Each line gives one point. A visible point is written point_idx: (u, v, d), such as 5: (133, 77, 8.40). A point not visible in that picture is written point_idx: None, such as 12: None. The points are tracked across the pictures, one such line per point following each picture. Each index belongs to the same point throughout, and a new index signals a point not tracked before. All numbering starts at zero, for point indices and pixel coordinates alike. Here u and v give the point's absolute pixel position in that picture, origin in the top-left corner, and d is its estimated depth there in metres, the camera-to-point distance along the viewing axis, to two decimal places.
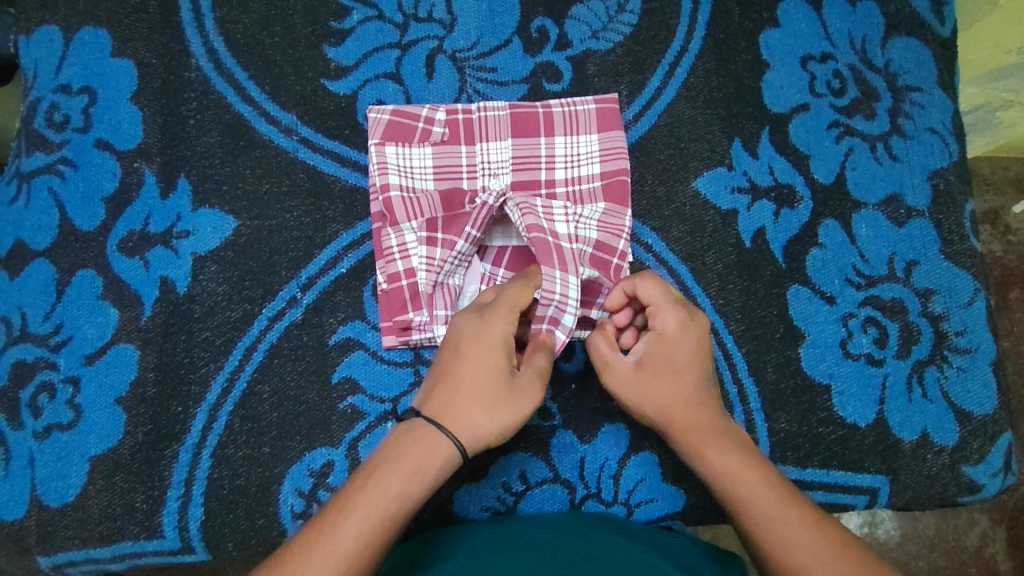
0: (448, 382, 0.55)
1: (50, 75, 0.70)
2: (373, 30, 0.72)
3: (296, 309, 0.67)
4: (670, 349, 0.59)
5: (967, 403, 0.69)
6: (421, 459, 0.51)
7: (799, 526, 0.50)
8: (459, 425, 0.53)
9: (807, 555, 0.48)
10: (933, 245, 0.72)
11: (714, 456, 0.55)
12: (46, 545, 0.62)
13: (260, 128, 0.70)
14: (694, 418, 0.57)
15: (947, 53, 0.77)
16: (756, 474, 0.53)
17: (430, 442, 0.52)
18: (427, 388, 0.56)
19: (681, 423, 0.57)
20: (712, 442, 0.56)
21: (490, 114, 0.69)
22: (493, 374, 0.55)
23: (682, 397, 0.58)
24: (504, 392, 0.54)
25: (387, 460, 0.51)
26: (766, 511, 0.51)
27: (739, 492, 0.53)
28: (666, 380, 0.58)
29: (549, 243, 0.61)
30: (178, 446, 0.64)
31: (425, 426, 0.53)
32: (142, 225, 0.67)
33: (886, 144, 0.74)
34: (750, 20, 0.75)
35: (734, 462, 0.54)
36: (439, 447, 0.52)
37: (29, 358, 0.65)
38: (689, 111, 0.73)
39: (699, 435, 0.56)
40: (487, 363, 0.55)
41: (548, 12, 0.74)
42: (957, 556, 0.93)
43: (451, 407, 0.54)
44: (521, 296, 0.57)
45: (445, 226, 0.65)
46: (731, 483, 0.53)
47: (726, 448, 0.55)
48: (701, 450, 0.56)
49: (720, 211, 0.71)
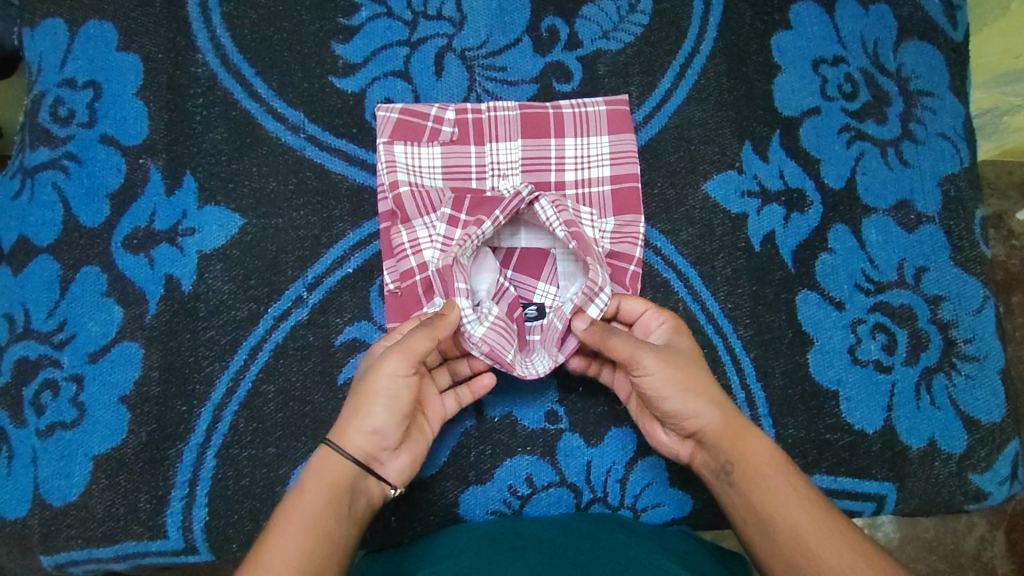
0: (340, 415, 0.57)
1: (54, 69, 0.69)
2: (381, 27, 0.72)
3: (303, 309, 0.66)
4: (687, 351, 0.58)
5: (975, 411, 0.69)
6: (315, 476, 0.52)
7: (836, 527, 0.48)
8: (338, 433, 0.53)
9: (844, 555, 0.46)
10: (943, 251, 0.72)
11: (751, 454, 0.54)
12: (49, 545, 0.62)
13: (267, 125, 0.69)
14: (730, 417, 0.55)
15: (959, 57, 0.76)
16: (792, 477, 0.52)
17: (320, 459, 0.53)
18: None
19: (717, 422, 0.55)
20: (749, 441, 0.54)
21: (499, 114, 0.69)
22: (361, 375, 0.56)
23: (715, 396, 0.56)
24: (361, 381, 0.55)
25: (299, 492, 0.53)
26: (800, 513, 0.50)
27: (777, 491, 0.51)
28: (700, 376, 0.56)
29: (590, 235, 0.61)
30: (182, 445, 0.63)
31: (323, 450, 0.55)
32: (147, 223, 0.67)
33: (897, 149, 0.74)
34: (761, 22, 0.75)
35: (769, 463, 0.53)
36: (330, 460, 0.52)
37: (33, 355, 0.65)
38: (699, 114, 0.72)
39: (733, 434, 0.55)
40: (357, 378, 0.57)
41: (559, 12, 0.73)
42: (955, 559, 0.93)
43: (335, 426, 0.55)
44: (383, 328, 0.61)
45: (471, 210, 0.64)
46: (770, 483, 0.52)
47: (762, 448, 0.54)
48: (736, 449, 0.54)
49: (729, 215, 0.71)
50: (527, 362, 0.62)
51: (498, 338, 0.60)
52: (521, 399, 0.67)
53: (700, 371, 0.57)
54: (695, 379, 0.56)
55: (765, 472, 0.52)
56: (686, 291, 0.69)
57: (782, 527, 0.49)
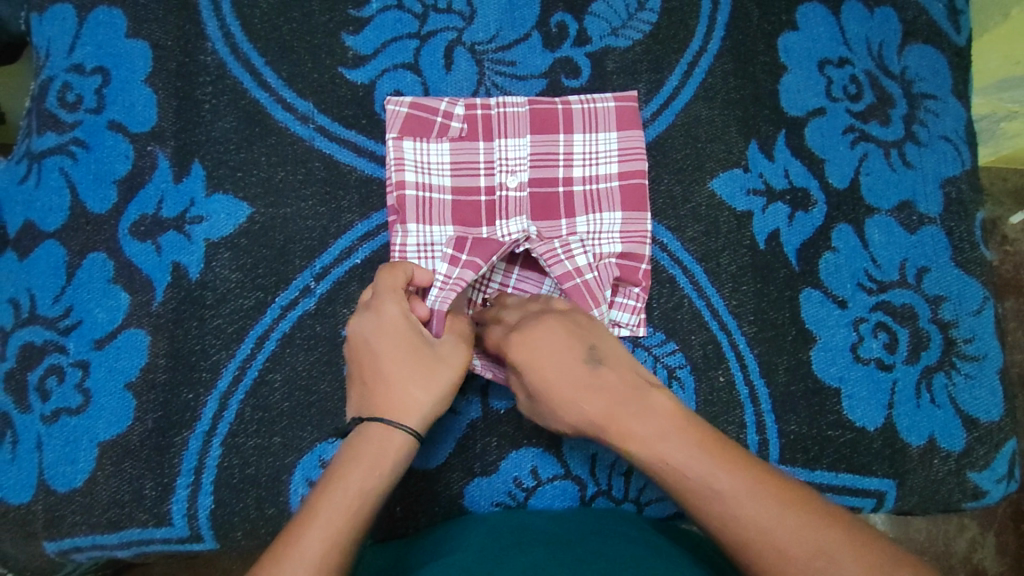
0: (366, 381, 0.54)
1: (63, 54, 0.69)
2: (391, 20, 0.72)
3: (310, 299, 0.66)
4: (546, 374, 0.52)
5: (974, 409, 0.70)
6: (372, 450, 0.49)
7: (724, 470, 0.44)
8: (401, 409, 0.51)
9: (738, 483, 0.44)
10: (944, 252, 0.73)
11: (642, 447, 0.47)
12: (52, 531, 0.62)
13: (276, 115, 0.69)
14: (611, 404, 0.50)
15: (962, 61, 0.78)
16: (690, 440, 0.46)
17: (379, 432, 0.50)
18: (356, 395, 0.54)
19: (600, 417, 0.50)
20: (632, 430, 0.48)
21: (509, 110, 0.68)
22: (413, 349, 0.53)
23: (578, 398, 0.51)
24: (425, 362, 0.53)
25: (342, 464, 0.48)
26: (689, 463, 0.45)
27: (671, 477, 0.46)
28: (561, 393, 0.52)
29: (579, 287, 0.63)
30: (188, 433, 0.63)
31: (372, 424, 0.51)
32: (154, 210, 0.67)
33: (900, 150, 0.74)
34: (768, 22, 0.75)
35: (653, 433, 0.47)
36: (391, 436, 0.50)
37: (38, 340, 0.64)
38: (706, 112, 0.73)
39: (611, 429, 0.49)
40: (389, 340, 0.54)
41: (568, 8, 0.74)
42: (946, 560, 0.94)
43: (382, 395, 0.52)
44: (392, 279, 0.57)
45: (471, 248, 0.63)
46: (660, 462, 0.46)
47: (642, 427, 0.48)
48: (621, 438, 0.49)
49: (735, 212, 0.71)
50: None
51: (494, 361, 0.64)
52: None
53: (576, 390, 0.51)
54: (561, 405, 0.52)
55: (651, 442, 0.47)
56: (692, 287, 0.70)
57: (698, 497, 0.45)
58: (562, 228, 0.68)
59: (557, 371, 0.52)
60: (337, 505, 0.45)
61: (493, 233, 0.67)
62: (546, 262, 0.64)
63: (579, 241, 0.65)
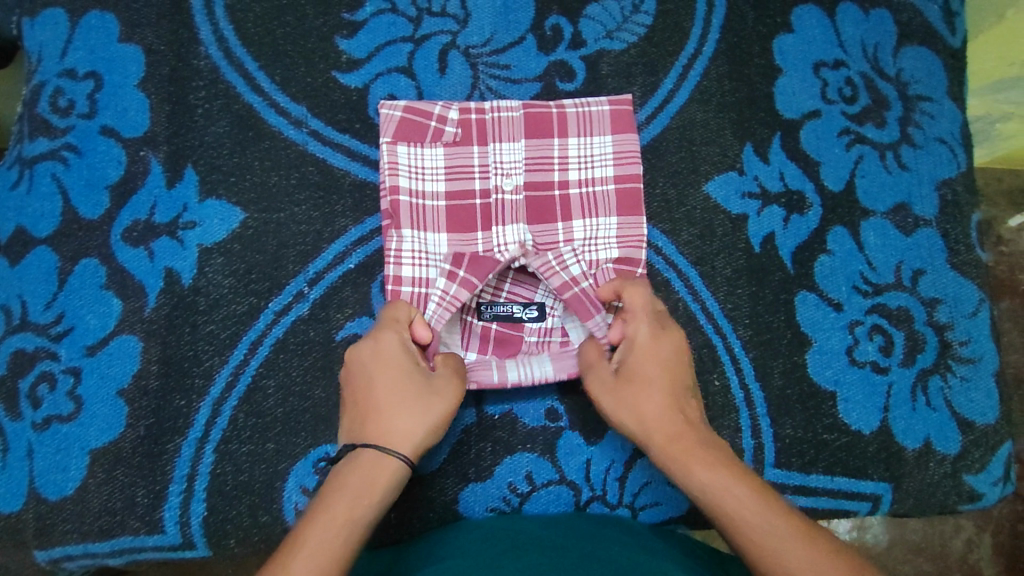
0: (358, 408, 0.54)
1: (55, 59, 0.69)
2: (385, 23, 0.71)
3: (304, 304, 0.66)
4: (651, 351, 0.57)
5: (970, 412, 0.70)
6: (361, 480, 0.49)
7: (740, 484, 0.49)
8: (395, 439, 0.52)
9: (751, 497, 0.48)
10: (939, 254, 0.73)
11: (702, 477, 0.50)
12: (43, 539, 0.61)
13: (269, 119, 0.69)
14: (689, 427, 0.53)
15: (957, 63, 0.78)
16: (709, 455, 0.51)
17: (371, 461, 0.50)
18: (348, 424, 0.54)
19: (674, 434, 0.53)
20: (697, 461, 0.51)
21: (503, 115, 0.68)
22: (410, 379, 0.54)
23: (663, 396, 0.55)
24: (421, 394, 0.54)
25: (341, 476, 0.49)
26: (715, 477, 0.50)
27: (725, 507, 0.48)
28: (647, 380, 0.55)
29: (576, 296, 0.63)
30: (181, 440, 0.63)
31: (365, 451, 0.51)
32: (147, 215, 0.66)
33: (895, 152, 0.74)
34: (763, 25, 0.75)
35: (680, 441, 0.52)
36: (383, 465, 0.50)
37: (29, 347, 0.64)
38: (701, 115, 0.73)
39: (678, 453, 0.52)
40: (387, 370, 0.54)
41: (563, 11, 0.74)
42: (942, 561, 0.94)
43: (371, 425, 0.52)
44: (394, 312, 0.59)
45: (468, 266, 0.64)
46: (718, 499, 0.49)
47: (711, 463, 0.51)
48: (686, 464, 0.51)
49: (730, 215, 0.71)
50: (523, 366, 0.64)
51: (479, 372, 0.64)
52: (522, 397, 0.67)
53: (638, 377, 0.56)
54: (642, 394, 0.55)
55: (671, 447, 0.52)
56: (687, 291, 0.70)
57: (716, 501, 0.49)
58: (558, 233, 0.67)
59: (640, 364, 0.56)
60: (342, 505, 0.47)
61: (490, 241, 0.66)
62: (542, 275, 0.65)
63: (573, 251, 0.66)
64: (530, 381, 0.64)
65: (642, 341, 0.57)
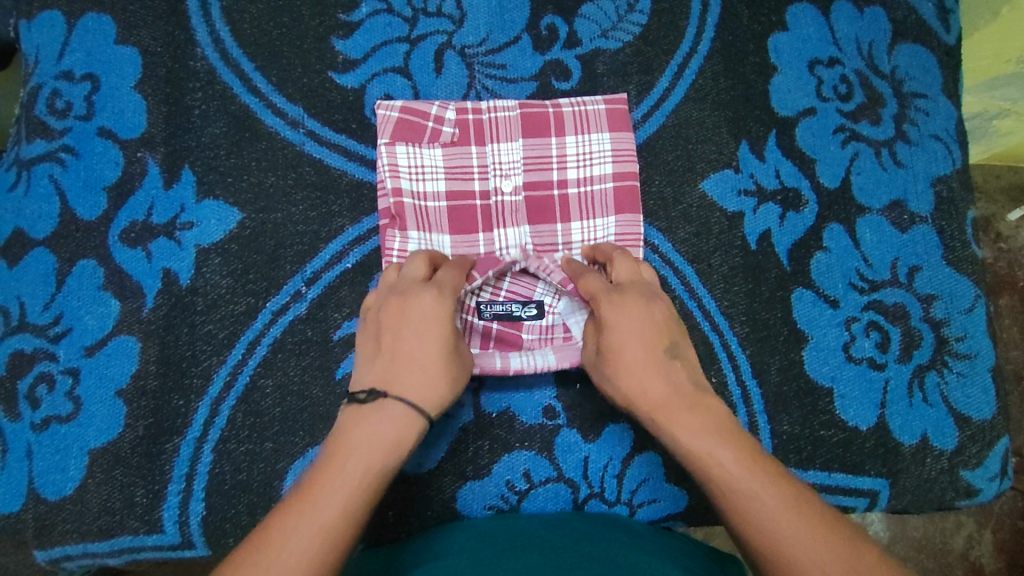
0: (390, 357, 0.54)
1: (52, 61, 0.69)
2: (381, 24, 0.72)
3: (301, 304, 0.66)
4: (625, 320, 0.56)
5: (966, 407, 0.70)
6: (391, 433, 0.50)
7: (731, 448, 0.50)
8: (426, 398, 0.53)
9: (741, 462, 0.49)
10: (935, 250, 0.73)
11: (689, 443, 0.51)
12: (42, 540, 0.61)
13: (266, 119, 0.69)
14: (676, 391, 0.54)
15: (952, 60, 0.78)
16: (699, 420, 0.52)
17: (404, 415, 0.51)
18: (378, 367, 0.54)
19: (659, 400, 0.54)
20: (683, 427, 0.52)
21: (500, 114, 0.68)
22: (448, 344, 0.56)
23: (645, 366, 0.55)
24: (455, 361, 0.56)
25: (364, 429, 0.50)
26: (706, 441, 0.50)
27: (717, 474, 0.49)
28: (627, 351, 0.56)
29: (579, 294, 0.63)
30: (179, 439, 0.63)
31: (396, 402, 0.51)
32: (144, 216, 0.66)
33: (890, 150, 0.74)
34: (758, 23, 0.75)
35: (673, 406, 0.53)
36: (412, 422, 0.51)
37: (27, 348, 0.64)
38: (696, 113, 0.73)
39: (666, 418, 0.53)
40: (439, 329, 0.55)
41: (558, 10, 0.74)
42: (943, 558, 0.94)
43: (409, 378, 0.53)
44: (456, 277, 0.59)
45: (470, 261, 0.64)
46: (705, 466, 0.49)
47: (697, 426, 0.51)
48: (674, 428, 0.52)
49: (726, 213, 0.71)
50: (525, 362, 0.65)
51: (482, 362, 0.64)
52: (519, 395, 0.67)
53: (622, 350, 0.56)
54: (626, 366, 0.55)
55: (664, 411, 0.53)
56: (683, 288, 0.70)
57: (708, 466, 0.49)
58: (558, 234, 0.68)
59: (621, 337, 0.56)
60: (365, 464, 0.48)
61: (490, 244, 0.67)
62: (543, 274, 0.65)
63: (572, 254, 0.67)
64: (532, 369, 0.65)
65: (613, 311, 0.57)
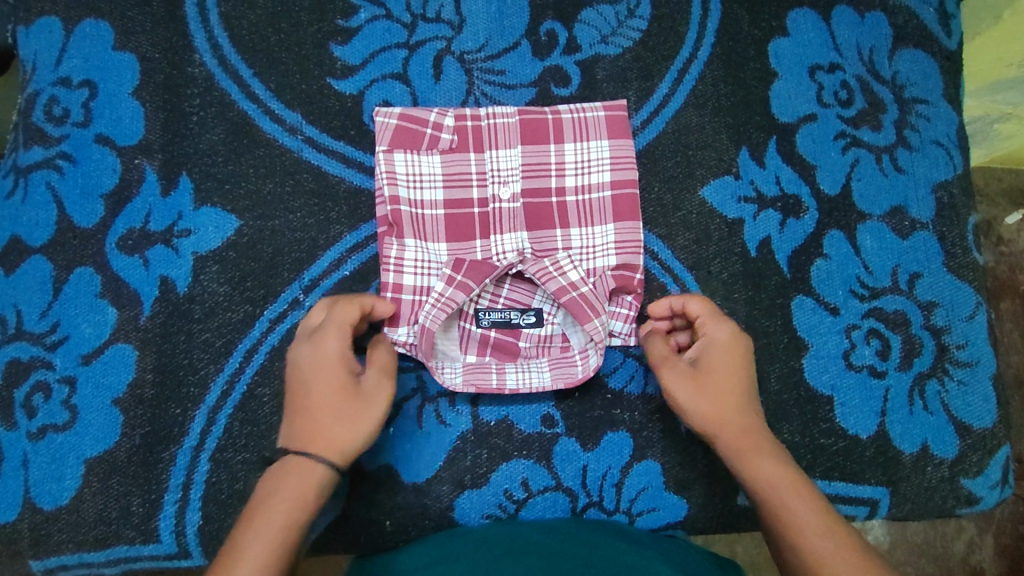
0: (292, 411, 0.56)
1: (49, 67, 0.69)
2: (380, 29, 0.71)
3: (299, 311, 0.66)
4: (726, 358, 0.60)
5: (967, 416, 0.70)
6: (295, 486, 0.52)
7: (803, 485, 0.54)
8: (323, 445, 0.54)
9: (812, 499, 0.53)
10: (936, 257, 0.73)
11: (768, 470, 0.55)
12: (39, 549, 0.61)
13: (264, 126, 0.69)
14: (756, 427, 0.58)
15: (953, 66, 0.77)
16: (776, 456, 0.56)
17: (301, 466, 0.53)
18: (285, 424, 0.56)
19: (743, 430, 0.57)
20: (765, 456, 0.55)
21: (498, 121, 0.68)
22: (341, 387, 0.56)
23: (735, 396, 0.59)
24: (352, 400, 0.56)
25: (269, 486, 0.52)
26: (785, 473, 0.54)
27: (787, 500, 0.53)
28: (723, 386, 0.59)
29: (574, 300, 0.63)
30: (176, 448, 0.63)
31: (295, 456, 0.53)
32: (142, 223, 0.66)
33: (891, 156, 0.74)
34: (758, 28, 0.75)
35: (755, 438, 0.57)
36: (314, 469, 0.53)
37: (24, 357, 0.64)
38: (696, 119, 0.73)
39: (746, 446, 0.56)
40: (326, 376, 0.56)
41: (558, 16, 0.74)
42: (944, 562, 0.94)
43: (306, 430, 0.55)
44: (347, 312, 0.59)
45: (467, 271, 0.64)
46: (783, 497, 0.53)
47: (778, 461, 0.55)
48: (754, 458, 0.55)
49: (726, 220, 0.71)
50: (522, 372, 0.65)
51: (478, 374, 0.64)
52: (517, 403, 0.67)
53: (724, 379, 0.59)
54: (719, 393, 0.58)
55: (746, 437, 0.57)
56: None
57: (781, 492, 0.53)
58: (557, 240, 0.67)
59: (732, 371, 0.60)
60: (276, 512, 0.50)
61: (488, 250, 0.67)
62: (539, 280, 0.65)
63: (569, 257, 0.66)
64: (527, 390, 0.64)
65: (718, 345, 0.61)
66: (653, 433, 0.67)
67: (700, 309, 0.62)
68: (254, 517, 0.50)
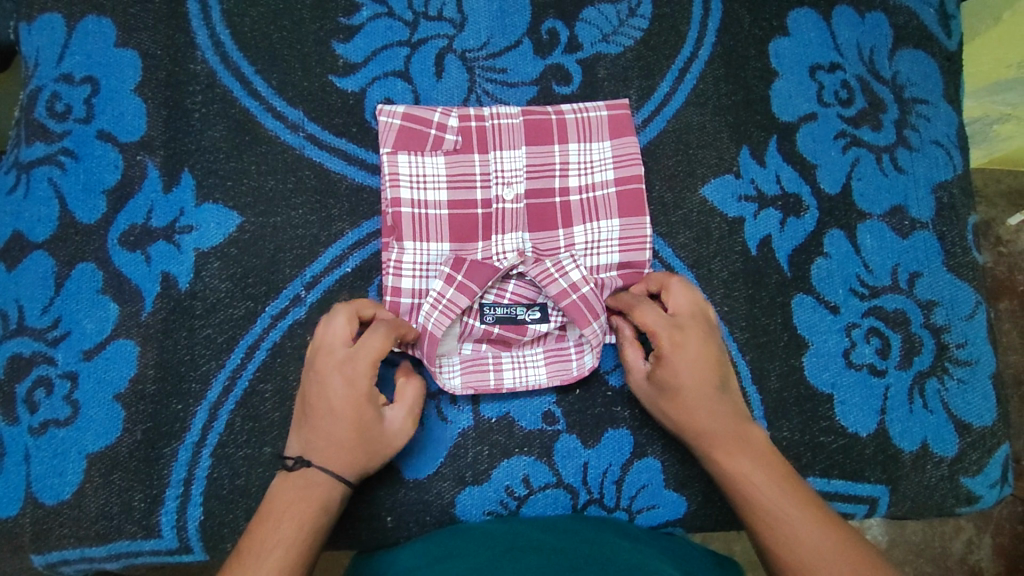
0: (311, 427, 0.58)
1: (51, 64, 0.69)
2: (382, 27, 0.71)
3: (301, 308, 0.66)
4: (681, 365, 0.60)
5: (966, 414, 0.70)
6: (320, 498, 0.56)
7: (770, 471, 0.55)
8: (346, 467, 0.57)
9: (776, 485, 0.54)
10: (935, 257, 0.73)
11: (731, 466, 0.56)
12: (40, 544, 0.61)
13: (267, 123, 0.69)
14: (719, 424, 0.59)
15: (953, 66, 0.78)
16: (743, 448, 0.57)
17: (326, 483, 0.57)
18: (302, 432, 0.58)
19: (707, 432, 0.59)
20: (727, 454, 0.57)
21: (503, 122, 0.68)
22: (368, 419, 0.58)
23: (698, 400, 0.59)
24: (375, 431, 0.58)
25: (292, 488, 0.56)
26: (748, 465, 0.56)
27: (749, 491, 0.54)
28: (687, 395, 0.59)
29: (575, 303, 0.64)
30: (178, 444, 0.63)
31: (319, 475, 0.57)
32: (144, 220, 0.66)
33: (891, 155, 0.74)
34: (759, 28, 0.75)
35: (721, 434, 0.58)
36: (335, 486, 0.57)
37: (26, 352, 0.64)
38: (697, 118, 0.73)
39: (714, 447, 0.58)
40: (354, 408, 0.57)
41: (559, 15, 0.74)
42: (942, 562, 0.94)
43: (327, 452, 0.57)
44: (382, 349, 0.58)
45: (467, 271, 0.64)
46: (748, 489, 0.54)
47: (741, 456, 0.57)
48: (721, 459, 0.57)
49: (726, 218, 0.71)
50: (518, 368, 0.66)
51: (475, 374, 0.65)
52: (518, 400, 0.67)
53: (683, 387, 0.60)
54: (681, 406, 0.60)
55: (712, 438, 0.58)
56: None
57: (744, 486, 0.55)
58: (558, 240, 0.67)
59: (688, 378, 0.60)
60: (292, 505, 0.55)
61: (488, 250, 0.66)
62: (539, 282, 0.65)
63: (571, 258, 0.66)
64: (524, 387, 0.66)
65: (668, 358, 0.60)
66: (654, 430, 0.67)
67: (648, 322, 0.61)
68: (269, 515, 0.54)
